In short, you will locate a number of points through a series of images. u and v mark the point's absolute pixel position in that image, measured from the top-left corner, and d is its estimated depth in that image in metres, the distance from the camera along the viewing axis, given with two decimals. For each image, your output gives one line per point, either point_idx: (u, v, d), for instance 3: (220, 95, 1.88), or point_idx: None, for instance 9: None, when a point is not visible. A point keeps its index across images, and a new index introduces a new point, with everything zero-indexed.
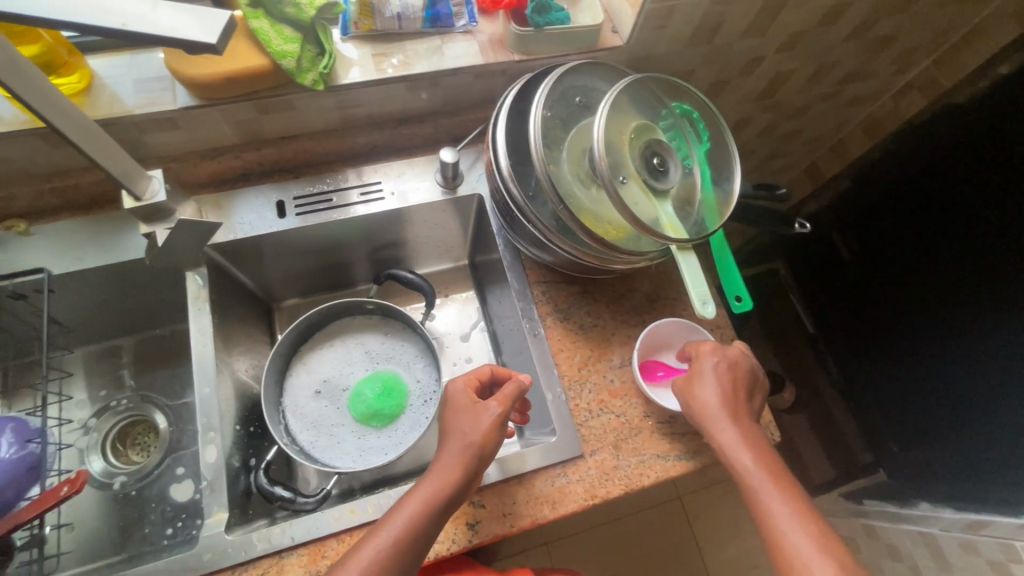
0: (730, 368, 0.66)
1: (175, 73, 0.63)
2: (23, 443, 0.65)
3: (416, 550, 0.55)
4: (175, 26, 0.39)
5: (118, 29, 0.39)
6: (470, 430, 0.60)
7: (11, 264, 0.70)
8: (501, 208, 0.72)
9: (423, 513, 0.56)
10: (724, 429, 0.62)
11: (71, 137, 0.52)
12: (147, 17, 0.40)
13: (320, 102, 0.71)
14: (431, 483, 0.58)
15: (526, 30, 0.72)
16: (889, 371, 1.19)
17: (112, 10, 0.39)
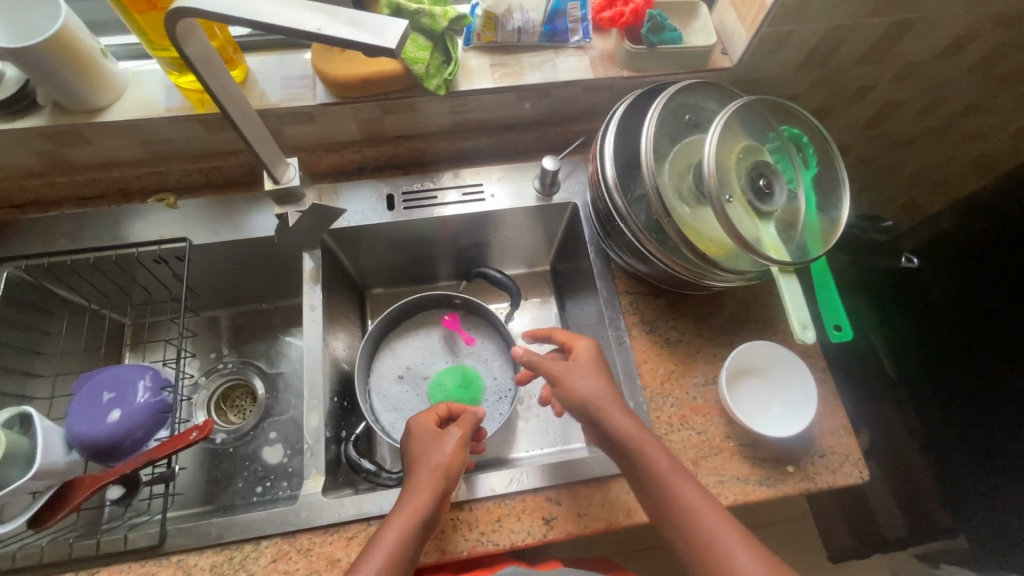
0: (591, 359, 0.67)
1: (320, 72, 0.70)
2: (158, 390, 0.73)
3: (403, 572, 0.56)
4: (354, 35, 0.43)
5: (314, 32, 0.44)
6: (435, 457, 0.62)
7: (159, 232, 0.79)
8: (601, 217, 0.74)
9: (404, 539, 0.57)
10: (625, 418, 0.62)
11: (237, 123, 0.59)
12: (337, 23, 0.44)
13: (439, 106, 0.77)
14: (406, 507, 0.59)
15: (640, 48, 0.74)
16: (968, 426, 1.10)
17: (306, 18, 0.45)
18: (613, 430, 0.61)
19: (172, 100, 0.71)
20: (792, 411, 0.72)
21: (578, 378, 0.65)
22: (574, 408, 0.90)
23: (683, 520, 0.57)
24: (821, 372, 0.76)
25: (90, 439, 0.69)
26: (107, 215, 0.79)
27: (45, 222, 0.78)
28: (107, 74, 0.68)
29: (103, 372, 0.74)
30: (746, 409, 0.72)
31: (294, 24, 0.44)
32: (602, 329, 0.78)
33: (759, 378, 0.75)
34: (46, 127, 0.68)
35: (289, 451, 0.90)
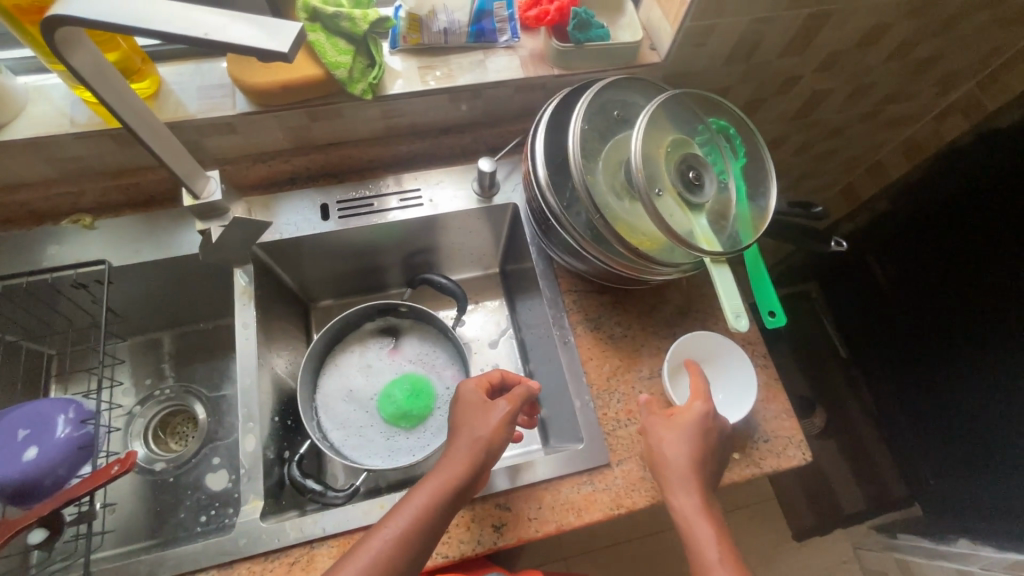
0: (698, 425, 0.64)
1: (236, 80, 0.68)
2: (79, 424, 0.69)
3: (425, 543, 0.55)
4: (247, 38, 0.40)
5: (200, 39, 0.41)
6: (479, 425, 0.62)
7: (76, 256, 0.75)
8: (536, 217, 0.73)
9: (437, 504, 0.57)
10: (687, 483, 0.62)
11: (144, 138, 0.56)
12: (227, 29, 0.41)
13: (368, 111, 0.75)
14: (446, 474, 0.59)
15: (567, 46, 0.74)
16: (917, 395, 1.17)
17: (203, 20, 0.42)
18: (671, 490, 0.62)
19: (76, 114, 0.67)
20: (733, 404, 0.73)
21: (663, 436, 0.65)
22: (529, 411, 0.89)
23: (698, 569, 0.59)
24: (762, 358, 0.77)
25: (1, 484, 0.64)
26: (17, 241, 0.74)
27: None
28: (2, 90, 0.63)
29: (15, 409, 0.69)
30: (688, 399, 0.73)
31: (177, 30, 0.42)
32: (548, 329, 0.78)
33: (704, 370, 0.75)
34: None
35: (235, 476, 0.87)
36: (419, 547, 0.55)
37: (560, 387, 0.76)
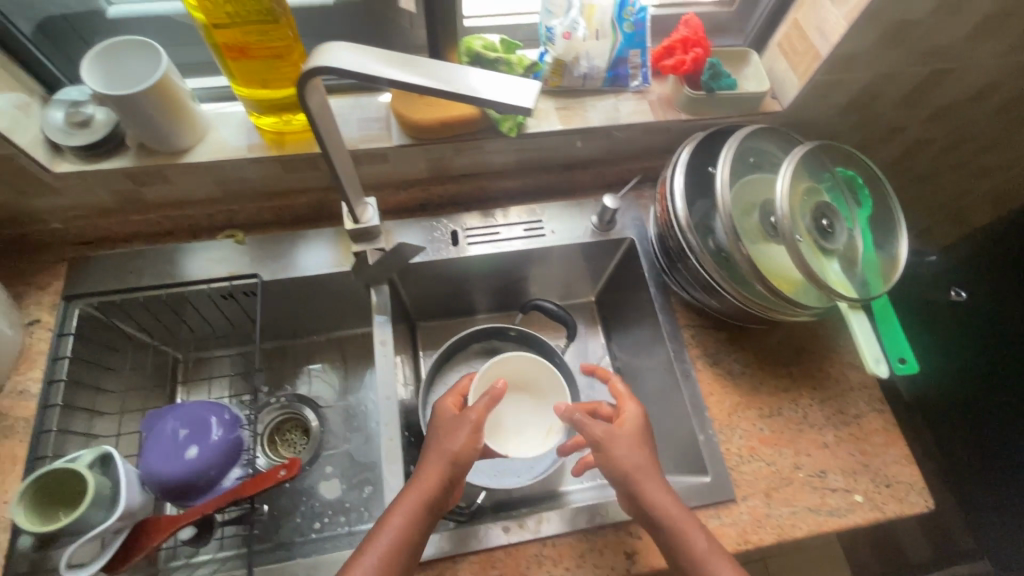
0: (634, 434, 0.66)
1: (401, 116, 0.73)
2: (231, 428, 0.74)
3: (418, 538, 0.61)
4: (501, 92, 0.46)
5: (455, 92, 0.47)
6: (451, 443, 0.65)
7: (229, 268, 0.80)
8: (667, 253, 0.77)
9: (427, 510, 0.62)
10: (658, 483, 0.63)
11: (336, 165, 0.61)
12: (476, 84, 0.47)
13: (508, 146, 0.80)
14: (432, 479, 0.63)
15: (699, 94, 0.78)
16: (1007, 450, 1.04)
17: (451, 75, 0.48)
18: (648, 495, 0.62)
19: (251, 139, 0.74)
20: (519, 430, 0.82)
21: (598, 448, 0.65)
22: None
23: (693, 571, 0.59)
24: (879, 402, 0.78)
25: (170, 478, 0.69)
26: (176, 252, 0.80)
27: (114, 258, 0.79)
28: (195, 118, 0.70)
29: (175, 409, 0.74)
30: (532, 431, 0.82)
31: (432, 84, 0.47)
32: (667, 362, 0.80)
33: (524, 399, 0.84)
34: (131, 167, 0.69)
35: (346, 485, 0.90)
36: (413, 547, 0.60)
37: (677, 419, 0.78)
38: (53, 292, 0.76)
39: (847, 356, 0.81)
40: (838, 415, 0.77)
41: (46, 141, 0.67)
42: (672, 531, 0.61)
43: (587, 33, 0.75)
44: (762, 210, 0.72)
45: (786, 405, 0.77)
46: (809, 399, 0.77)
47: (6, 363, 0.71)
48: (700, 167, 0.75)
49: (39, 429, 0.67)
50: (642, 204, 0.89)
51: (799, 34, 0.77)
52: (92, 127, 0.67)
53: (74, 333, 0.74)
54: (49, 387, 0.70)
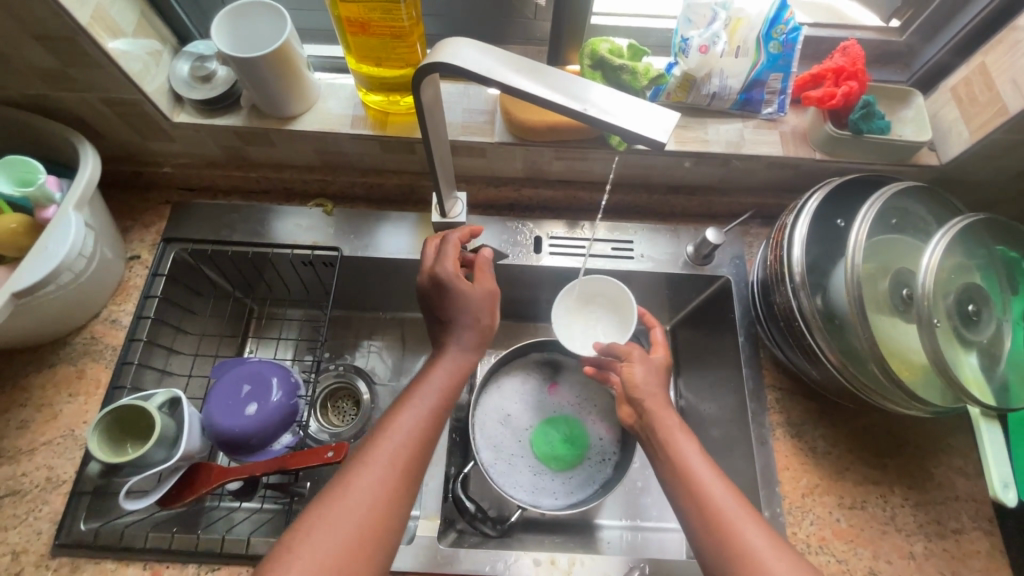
0: (659, 366, 0.67)
1: (508, 114, 0.70)
2: (290, 395, 0.75)
3: (412, 469, 0.55)
4: (632, 121, 0.41)
5: (580, 112, 0.42)
6: (477, 318, 0.63)
7: (312, 237, 0.80)
8: (769, 305, 0.68)
9: (420, 439, 0.56)
10: (668, 411, 0.62)
11: (434, 156, 0.58)
12: (607, 105, 0.42)
13: (613, 159, 0.75)
14: (425, 401, 0.59)
15: (842, 133, 0.69)
16: None
17: (576, 89, 0.43)
18: (654, 416, 0.61)
19: (357, 111, 0.73)
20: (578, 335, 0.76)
21: (626, 360, 0.67)
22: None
23: (703, 504, 0.53)
24: (988, 522, 0.67)
25: (226, 431, 0.71)
26: (267, 211, 0.82)
27: (211, 208, 0.82)
28: (307, 86, 0.70)
29: (241, 365, 0.76)
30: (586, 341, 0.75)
31: (556, 99, 0.43)
32: (742, 421, 0.73)
33: (602, 308, 0.77)
34: (241, 127, 0.71)
35: None
36: (416, 457, 0.56)
37: (741, 485, 0.71)
38: (154, 232, 0.80)
39: (957, 460, 0.70)
40: (934, 525, 0.66)
41: (170, 90, 0.70)
42: (684, 456, 0.57)
43: (726, 49, 0.68)
44: (895, 279, 0.62)
45: (872, 500, 0.68)
46: (901, 499, 0.68)
47: (105, 292, 0.75)
48: (825, 220, 0.67)
49: (123, 359, 0.72)
50: (746, 243, 0.81)
51: (984, 81, 0.65)
52: (214, 82, 0.70)
53: (167, 275, 0.77)
54: (137, 322, 0.74)
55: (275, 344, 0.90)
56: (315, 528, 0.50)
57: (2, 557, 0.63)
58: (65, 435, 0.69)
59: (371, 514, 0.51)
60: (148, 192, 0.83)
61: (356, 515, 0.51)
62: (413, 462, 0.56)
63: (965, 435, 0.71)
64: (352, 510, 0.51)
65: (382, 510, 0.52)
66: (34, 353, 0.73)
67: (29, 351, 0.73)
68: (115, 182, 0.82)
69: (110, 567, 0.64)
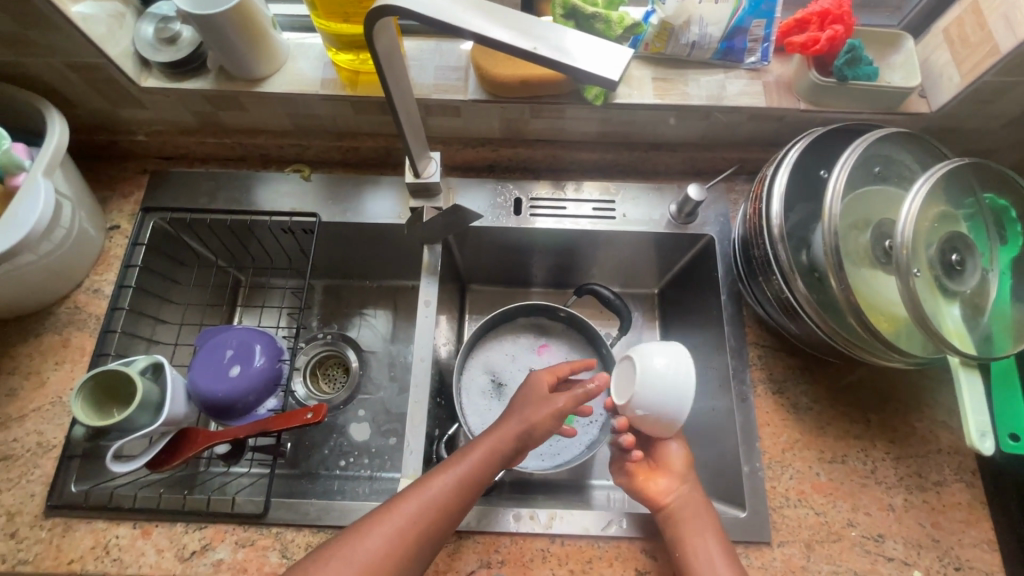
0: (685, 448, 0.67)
1: (480, 69, 0.68)
2: (272, 361, 0.76)
3: (435, 527, 0.55)
4: (580, 57, 0.39)
5: (529, 51, 0.40)
6: (534, 415, 0.62)
7: (291, 203, 0.80)
8: (749, 261, 0.67)
9: (449, 504, 0.56)
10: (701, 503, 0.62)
11: (397, 110, 0.56)
12: (558, 43, 0.40)
13: (592, 114, 0.73)
14: (459, 468, 0.58)
15: (827, 81, 0.66)
16: None
17: (531, 29, 0.41)
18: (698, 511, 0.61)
19: (327, 74, 0.71)
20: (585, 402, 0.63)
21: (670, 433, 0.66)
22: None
23: None
24: (970, 474, 0.66)
25: (208, 395, 0.72)
26: (246, 179, 0.81)
27: (189, 177, 0.81)
28: (273, 45, 0.68)
29: (224, 331, 0.77)
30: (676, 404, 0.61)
31: (506, 36, 0.41)
32: (723, 379, 0.73)
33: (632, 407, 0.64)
34: (209, 90, 0.70)
35: (375, 430, 0.90)
36: (438, 521, 0.55)
37: (723, 443, 0.71)
38: (133, 202, 0.80)
39: (941, 414, 0.69)
40: (914, 478, 0.66)
41: (136, 54, 0.69)
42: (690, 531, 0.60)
43: None
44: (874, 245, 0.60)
45: (853, 454, 0.67)
46: (882, 453, 0.67)
47: (86, 263, 0.76)
48: (807, 172, 0.65)
49: (106, 328, 0.72)
50: (731, 201, 0.80)
51: (976, 21, 0.62)
52: (179, 44, 0.68)
53: (147, 245, 0.77)
54: (119, 291, 0.74)
55: (262, 313, 0.90)
56: (323, 563, 0.51)
57: None
58: (54, 402, 0.70)
59: (383, 560, 0.51)
60: (125, 161, 0.82)
61: (382, 540, 0.52)
62: (434, 529, 0.55)
63: (948, 388, 0.70)
64: (364, 554, 0.51)
65: (393, 564, 0.52)
66: (20, 324, 0.74)
67: (15, 321, 0.74)
68: (92, 153, 0.82)
69: (101, 526, 0.65)
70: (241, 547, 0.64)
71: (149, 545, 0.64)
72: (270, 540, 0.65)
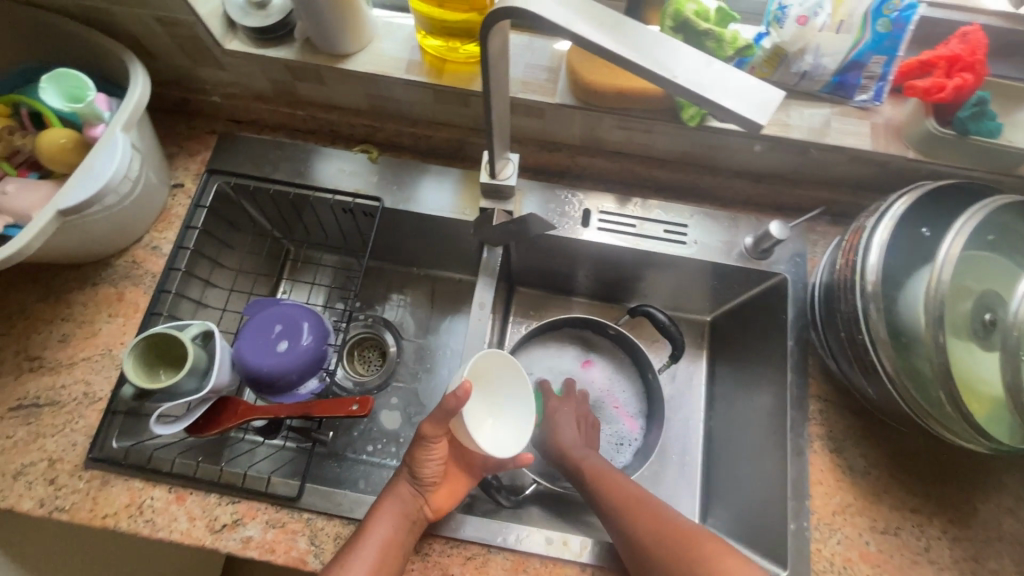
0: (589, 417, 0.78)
1: (573, 73, 0.65)
2: (319, 341, 0.74)
3: None
4: (722, 91, 0.35)
5: (669, 79, 0.36)
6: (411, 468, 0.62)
7: (356, 184, 0.78)
8: (829, 313, 0.63)
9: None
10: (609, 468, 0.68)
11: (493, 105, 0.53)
12: (701, 73, 0.36)
13: (682, 134, 0.69)
14: (359, 551, 0.58)
15: (944, 132, 0.62)
16: None
17: (667, 54, 0.37)
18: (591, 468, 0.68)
19: (413, 55, 0.69)
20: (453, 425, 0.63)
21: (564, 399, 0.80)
22: (698, 471, 0.80)
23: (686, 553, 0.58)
24: None
25: (254, 368, 0.71)
26: (312, 153, 0.79)
27: (256, 143, 0.80)
28: (364, 22, 0.66)
29: (275, 304, 0.76)
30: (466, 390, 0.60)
31: (642, 61, 0.37)
32: (777, 428, 0.70)
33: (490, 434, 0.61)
34: (292, 60, 0.68)
35: (407, 420, 0.88)
36: None
37: (769, 493, 0.68)
38: (199, 162, 0.79)
39: (1007, 499, 0.65)
40: (970, 563, 0.63)
41: (223, 15, 0.67)
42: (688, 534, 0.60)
43: (827, 23, 0.61)
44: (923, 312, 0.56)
45: (907, 528, 0.64)
46: (938, 531, 0.64)
47: (148, 219, 0.75)
48: (908, 228, 0.60)
49: (161, 287, 0.72)
50: (810, 242, 0.76)
51: None
52: (269, 10, 0.66)
53: (208, 208, 0.77)
54: (177, 251, 0.74)
55: (309, 287, 0.89)
56: None
57: (40, 463, 0.66)
58: (103, 354, 0.70)
59: None
60: (194, 120, 0.81)
61: None
62: None
63: (1018, 473, 0.66)
64: None
65: None
66: (79, 271, 0.74)
67: (73, 268, 0.74)
68: (165, 107, 0.81)
69: (137, 485, 0.65)
70: (271, 528, 0.64)
71: (181, 512, 0.64)
72: (300, 525, 0.64)
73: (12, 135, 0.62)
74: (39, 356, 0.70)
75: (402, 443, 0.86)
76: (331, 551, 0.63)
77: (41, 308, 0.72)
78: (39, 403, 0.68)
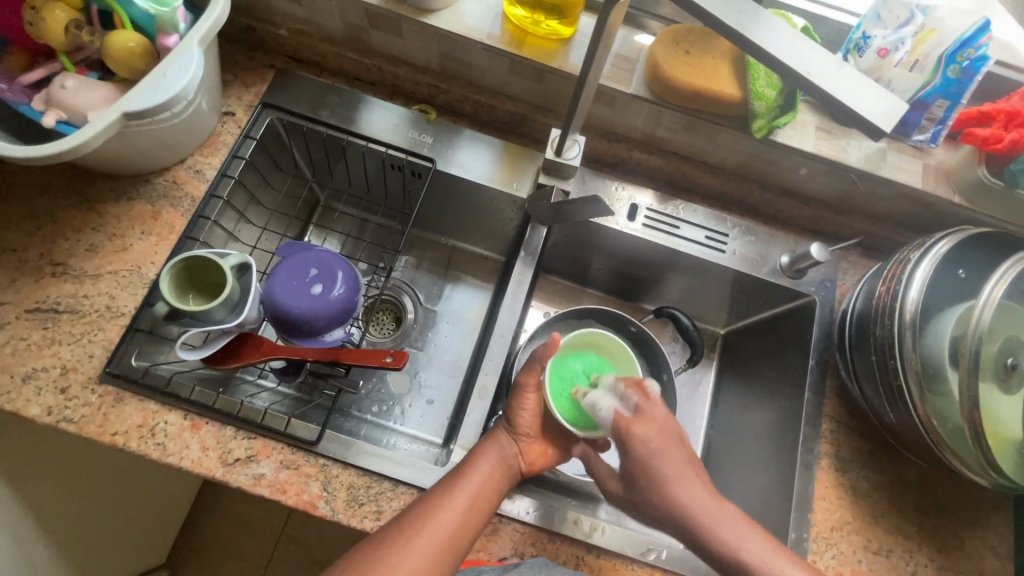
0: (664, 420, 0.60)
1: (653, 64, 0.66)
2: (352, 292, 0.73)
3: (452, 550, 0.54)
4: (853, 95, 0.36)
5: (801, 74, 0.36)
6: (513, 415, 0.63)
7: (412, 142, 0.77)
8: (860, 338, 0.66)
9: (463, 523, 0.55)
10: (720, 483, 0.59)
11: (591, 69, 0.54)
12: (831, 76, 0.37)
13: (744, 143, 0.71)
14: (464, 486, 0.57)
15: (993, 182, 0.65)
16: None
17: (800, 51, 0.37)
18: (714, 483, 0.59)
19: (493, 29, 0.69)
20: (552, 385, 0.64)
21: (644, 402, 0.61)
22: None
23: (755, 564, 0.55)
24: None
25: (285, 307, 0.70)
26: (369, 103, 0.78)
27: (316, 84, 0.79)
28: None
29: (310, 250, 0.74)
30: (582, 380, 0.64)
31: (776, 51, 0.37)
32: (789, 442, 0.72)
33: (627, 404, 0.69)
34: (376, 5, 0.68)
35: (416, 385, 0.85)
36: (454, 544, 0.54)
37: (771, 503, 0.70)
38: (254, 93, 0.78)
39: (992, 538, 0.68)
40: None
41: None
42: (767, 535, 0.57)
43: (904, 59, 0.64)
44: (949, 346, 0.59)
45: (898, 552, 0.66)
46: (927, 559, 0.66)
47: (195, 141, 0.73)
48: (949, 267, 0.63)
49: (200, 213, 0.70)
50: (841, 269, 0.78)
51: None
52: None
53: (257, 141, 0.75)
54: (221, 179, 0.72)
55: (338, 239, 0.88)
56: None
57: (52, 370, 0.63)
58: (131, 270, 0.69)
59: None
60: (254, 51, 0.80)
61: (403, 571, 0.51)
62: (452, 553, 0.54)
63: (1007, 516, 0.69)
64: None
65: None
66: (116, 183, 0.72)
67: (111, 180, 0.72)
68: (228, 33, 0.79)
69: (152, 408, 0.64)
70: (284, 468, 0.63)
71: (194, 440, 0.63)
72: (316, 470, 0.64)
73: (80, 31, 0.60)
74: (64, 263, 0.67)
75: (408, 407, 0.83)
76: (343, 500, 0.63)
77: (70, 213, 0.70)
78: (58, 310, 0.66)
